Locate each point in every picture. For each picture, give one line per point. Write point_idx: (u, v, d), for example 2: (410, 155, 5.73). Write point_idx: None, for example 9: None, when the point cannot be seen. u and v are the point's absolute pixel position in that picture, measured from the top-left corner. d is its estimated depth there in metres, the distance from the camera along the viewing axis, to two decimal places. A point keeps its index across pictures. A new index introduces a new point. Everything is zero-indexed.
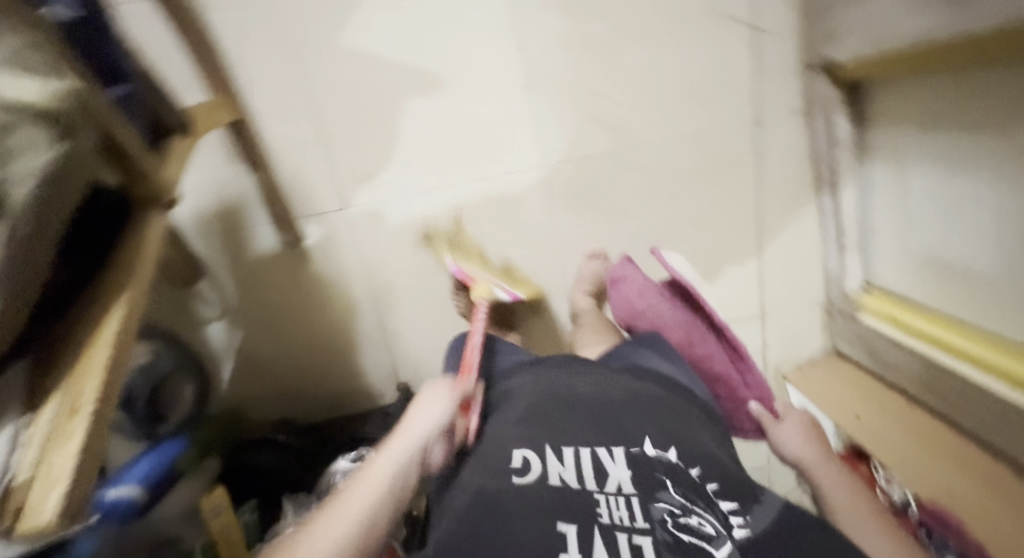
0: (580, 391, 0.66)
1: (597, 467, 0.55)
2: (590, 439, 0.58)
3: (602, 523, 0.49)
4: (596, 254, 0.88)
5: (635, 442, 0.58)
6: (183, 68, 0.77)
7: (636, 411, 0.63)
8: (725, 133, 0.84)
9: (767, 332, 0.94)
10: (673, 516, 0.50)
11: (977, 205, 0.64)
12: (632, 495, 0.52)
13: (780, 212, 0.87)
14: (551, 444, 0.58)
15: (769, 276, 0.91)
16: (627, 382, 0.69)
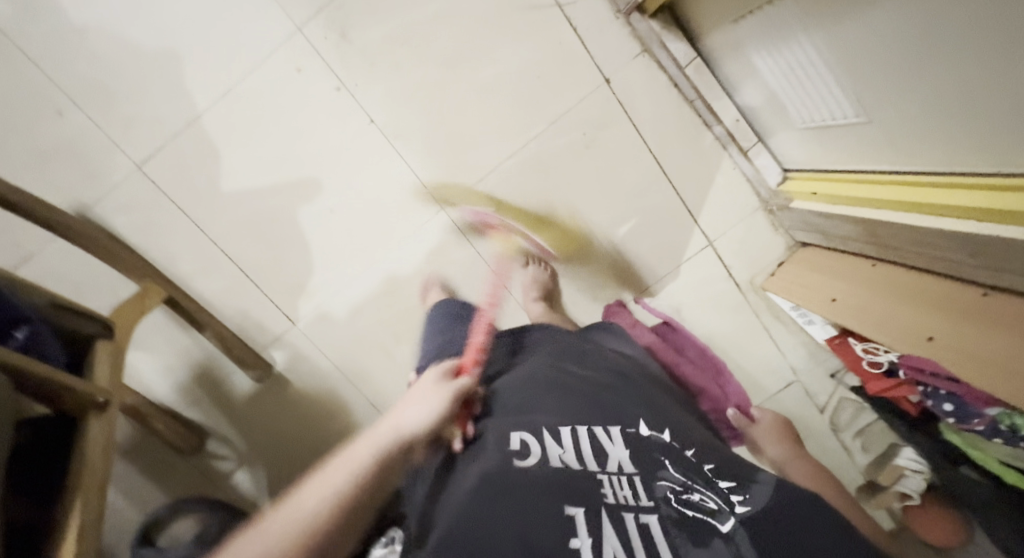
0: (564, 374, 0.57)
1: (595, 444, 0.45)
2: (587, 418, 0.48)
3: (608, 505, 0.38)
4: (530, 261, 0.93)
5: (628, 422, 0.49)
6: (108, 275, 0.85)
7: (625, 393, 0.55)
8: (588, 101, 0.85)
9: (724, 255, 0.94)
10: (675, 493, 0.40)
11: (815, 64, 0.63)
12: (633, 474, 0.42)
13: (676, 145, 0.88)
14: (546, 427, 0.47)
15: (696, 205, 0.91)
16: (608, 362, 0.63)
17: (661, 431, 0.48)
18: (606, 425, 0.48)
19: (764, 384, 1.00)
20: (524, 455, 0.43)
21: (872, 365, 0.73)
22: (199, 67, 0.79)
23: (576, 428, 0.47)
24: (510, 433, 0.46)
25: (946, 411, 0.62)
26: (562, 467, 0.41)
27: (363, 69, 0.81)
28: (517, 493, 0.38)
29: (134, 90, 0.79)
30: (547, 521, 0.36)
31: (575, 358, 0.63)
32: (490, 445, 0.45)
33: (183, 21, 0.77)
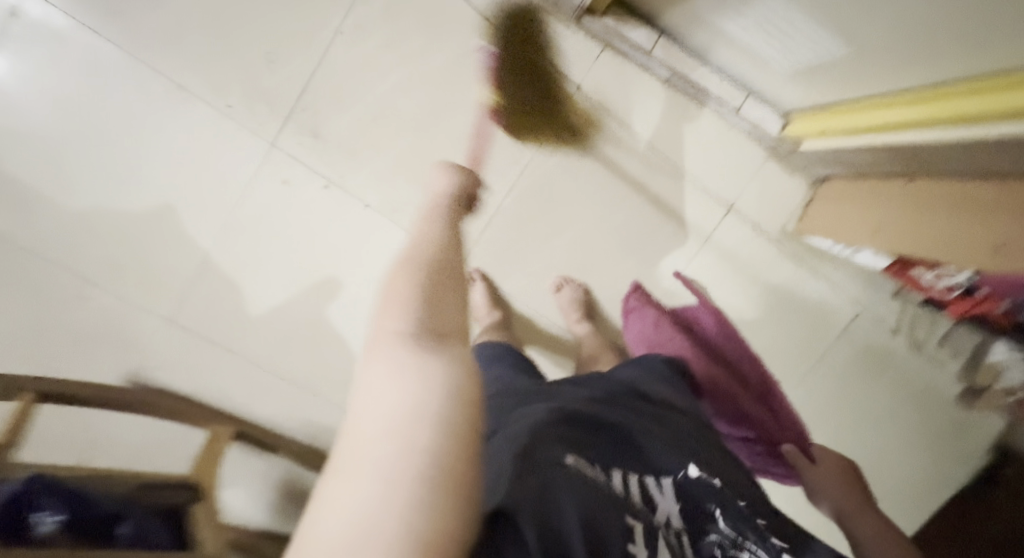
0: (596, 401, 0.47)
1: (641, 489, 0.35)
2: (633, 457, 0.39)
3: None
4: (561, 283, 0.89)
5: (674, 466, 0.39)
6: (174, 428, 0.87)
7: (670, 435, 0.46)
8: (567, 113, 0.83)
9: (751, 214, 0.91)
10: (725, 551, 0.34)
11: (790, 12, 0.62)
12: (682, 531, 0.34)
13: (667, 125, 0.85)
14: (595, 455, 0.36)
15: (707, 175, 0.88)
16: (640, 400, 0.53)
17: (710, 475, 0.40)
18: (655, 473, 0.38)
19: (831, 324, 0.97)
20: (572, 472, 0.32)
21: (943, 287, 0.70)
22: (197, 211, 0.80)
23: (624, 469, 0.37)
24: (554, 445, 0.34)
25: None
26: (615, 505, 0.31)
27: (346, 158, 0.81)
28: (565, 515, 0.27)
29: (144, 252, 0.81)
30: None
31: (595, 388, 0.53)
32: (538, 446, 0.34)
33: (170, 174, 0.79)
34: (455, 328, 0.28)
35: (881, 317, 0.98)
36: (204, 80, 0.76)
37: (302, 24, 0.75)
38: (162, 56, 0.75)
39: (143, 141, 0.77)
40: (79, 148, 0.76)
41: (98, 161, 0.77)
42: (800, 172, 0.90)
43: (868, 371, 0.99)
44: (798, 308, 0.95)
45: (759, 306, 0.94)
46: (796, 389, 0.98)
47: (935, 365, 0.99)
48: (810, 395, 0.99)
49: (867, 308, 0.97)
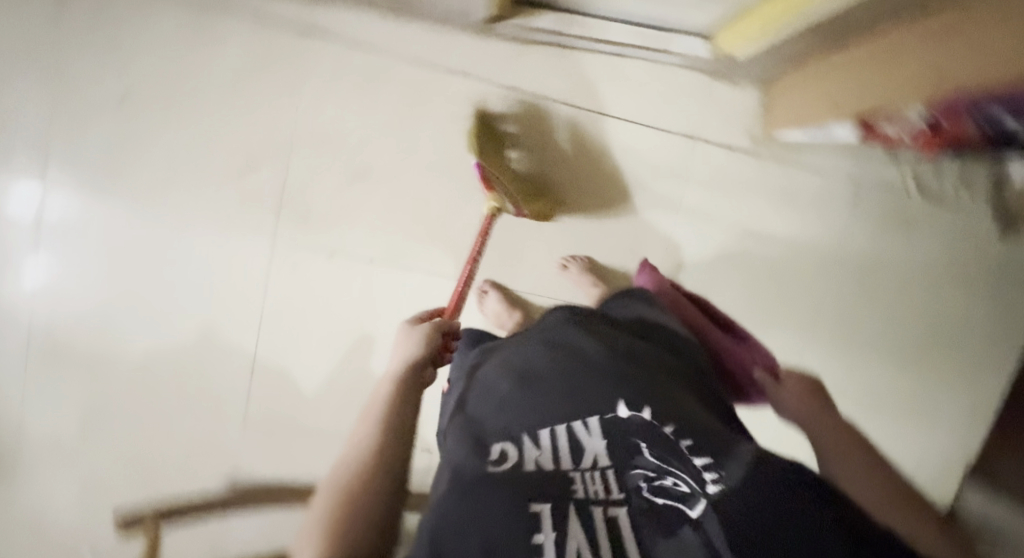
0: (543, 356, 0.57)
1: (572, 442, 0.46)
2: (562, 409, 0.50)
3: (576, 499, 0.39)
4: (567, 263, 0.93)
5: (605, 410, 0.49)
6: (278, 515, 0.95)
7: (617, 371, 0.54)
8: (510, 115, 0.89)
9: (715, 137, 0.94)
10: (648, 480, 0.41)
11: None
12: (606, 467, 0.43)
13: (603, 90, 0.90)
14: (524, 428, 0.48)
15: (657, 119, 0.92)
16: (584, 330, 0.62)
17: (641, 409, 0.48)
18: (584, 418, 0.49)
19: (831, 208, 0.98)
20: (505, 460, 0.44)
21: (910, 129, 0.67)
22: (233, 320, 0.90)
23: (555, 425, 0.48)
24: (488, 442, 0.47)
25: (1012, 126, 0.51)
26: (538, 471, 0.42)
27: (338, 228, 0.89)
28: (509, 489, 0.39)
29: (201, 371, 0.90)
30: (513, 515, 0.36)
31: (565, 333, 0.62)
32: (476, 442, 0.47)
33: (199, 297, 0.88)
34: (380, 522, 0.39)
35: (879, 182, 0.98)
36: (200, 209, 0.86)
37: (262, 132, 0.85)
38: (161, 203, 0.86)
39: (169, 279, 0.88)
40: (124, 303, 0.88)
41: (141, 308, 0.88)
42: (744, 82, 0.92)
43: (893, 237, 1.00)
44: (794, 206, 0.97)
45: (756, 217, 0.97)
46: (824, 281, 1.00)
47: (960, 209, 1.00)
48: (845, 280, 1.01)
49: (861, 181, 0.97)
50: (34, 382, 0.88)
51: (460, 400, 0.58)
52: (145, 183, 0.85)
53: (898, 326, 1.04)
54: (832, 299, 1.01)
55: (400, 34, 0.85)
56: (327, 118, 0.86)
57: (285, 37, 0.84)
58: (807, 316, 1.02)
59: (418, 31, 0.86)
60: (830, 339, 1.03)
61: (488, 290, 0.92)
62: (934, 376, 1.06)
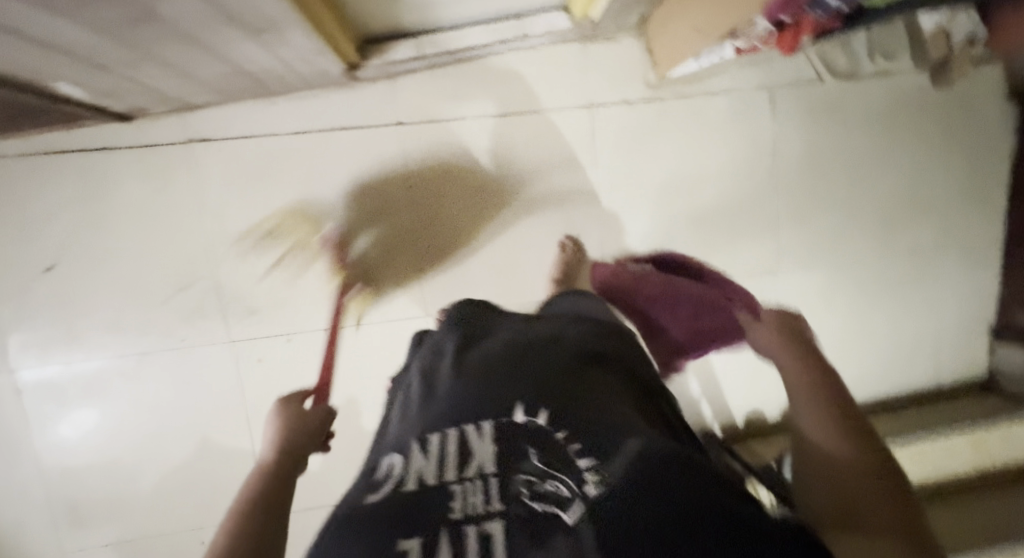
0: (456, 365, 0.59)
1: (462, 449, 0.46)
2: (460, 413, 0.51)
3: (450, 518, 0.37)
4: (565, 243, 0.94)
5: (503, 414, 0.50)
6: None
7: (520, 376, 0.54)
8: (406, 147, 0.90)
9: (611, 97, 0.92)
10: (531, 485, 0.40)
11: None
12: (490, 475, 0.42)
13: (485, 91, 0.90)
14: (417, 436, 0.50)
15: (549, 99, 0.91)
16: (500, 337, 0.64)
17: (536, 412, 0.49)
18: (479, 421, 0.49)
19: (753, 122, 0.95)
20: (387, 481, 0.44)
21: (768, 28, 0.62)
22: (222, 427, 0.92)
23: (449, 431, 0.49)
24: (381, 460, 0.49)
25: (834, 6, 0.53)
26: (415, 488, 0.41)
27: (283, 312, 0.91)
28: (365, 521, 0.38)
29: (210, 483, 0.93)
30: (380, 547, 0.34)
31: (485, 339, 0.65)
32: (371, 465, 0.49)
33: (183, 415, 0.92)
34: None
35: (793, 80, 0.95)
36: (155, 336, 0.89)
37: (185, 247, 0.88)
38: (119, 343, 0.89)
39: (152, 408, 0.91)
40: (116, 443, 0.91)
41: (136, 443, 0.91)
42: (620, 34, 0.90)
43: (826, 126, 0.97)
44: (716, 134, 0.94)
45: (681, 156, 0.95)
46: (773, 195, 0.98)
47: (884, 76, 0.97)
48: (792, 183, 0.98)
49: (774, 85, 0.94)
50: (66, 540, 0.93)
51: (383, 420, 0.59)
52: (96, 330, 0.88)
53: (861, 206, 1.00)
54: (786, 208, 0.98)
55: (275, 111, 0.87)
56: (236, 211, 0.88)
57: (171, 152, 0.85)
58: (768, 234, 0.99)
59: (291, 102, 0.87)
60: (800, 249, 1.00)
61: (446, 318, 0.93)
62: (917, 247, 1.03)
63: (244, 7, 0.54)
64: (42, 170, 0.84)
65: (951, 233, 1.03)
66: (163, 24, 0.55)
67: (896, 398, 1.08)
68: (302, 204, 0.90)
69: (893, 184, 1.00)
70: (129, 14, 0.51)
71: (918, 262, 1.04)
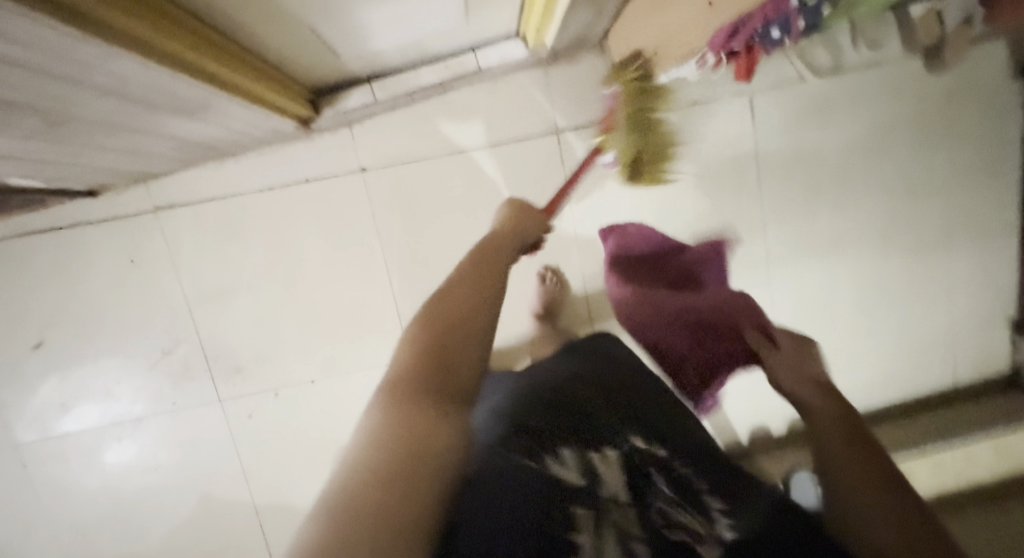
0: (565, 383, 0.63)
1: (597, 464, 0.47)
2: (585, 412, 0.56)
3: (607, 518, 0.40)
4: (546, 274, 0.91)
5: (622, 439, 0.53)
6: None
7: (633, 414, 0.60)
8: (371, 192, 0.87)
9: (578, 119, 0.88)
10: (666, 511, 0.45)
11: (401, 14, 0.62)
12: (627, 499, 0.44)
13: (447, 128, 0.87)
14: (555, 434, 0.50)
15: (514, 129, 0.87)
16: (589, 379, 0.66)
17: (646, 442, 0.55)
18: (600, 445, 0.51)
19: (733, 131, 0.90)
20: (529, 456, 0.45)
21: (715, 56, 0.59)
22: (221, 481, 0.93)
23: (585, 446, 0.50)
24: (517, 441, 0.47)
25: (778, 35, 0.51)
26: (565, 477, 0.43)
27: (266, 367, 0.91)
28: (498, 511, 0.38)
29: (217, 536, 0.94)
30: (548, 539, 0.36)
31: (581, 369, 0.69)
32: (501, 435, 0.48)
33: (183, 473, 0.93)
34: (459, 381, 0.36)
35: (770, 83, 0.89)
36: (146, 400, 0.90)
37: (163, 311, 0.88)
38: (113, 409, 0.90)
39: (152, 467, 0.92)
40: (119, 505, 0.93)
41: (140, 503, 0.93)
42: (581, 53, 0.86)
43: (812, 128, 0.91)
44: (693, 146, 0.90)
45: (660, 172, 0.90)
46: (760, 204, 0.93)
47: (874, 66, 0.90)
48: (781, 190, 0.93)
49: (752, 90, 0.89)
50: None
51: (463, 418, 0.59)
52: (90, 398, 0.90)
53: (858, 208, 0.95)
54: (776, 215, 0.93)
55: (236, 169, 0.86)
56: (210, 273, 0.88)
57: (140, 221, 0.86)
58: (759, 243, 0.94)
59: (251, 158, 0.86)
60: (792, 257, 0.95)
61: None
62: (923, 241, 0.97)
63: (166, 96, 0.53)
64: (18, 251, 0.85)
65: (962, 225, 0.97)
66: (88, 121, 0.54)
67: (912, 401, 1.02)
68: (274, 259, 0.88)
69: (892, 178, 0.94)
70: (49, 120, 0.50)
71: (925, 257, 0.97)
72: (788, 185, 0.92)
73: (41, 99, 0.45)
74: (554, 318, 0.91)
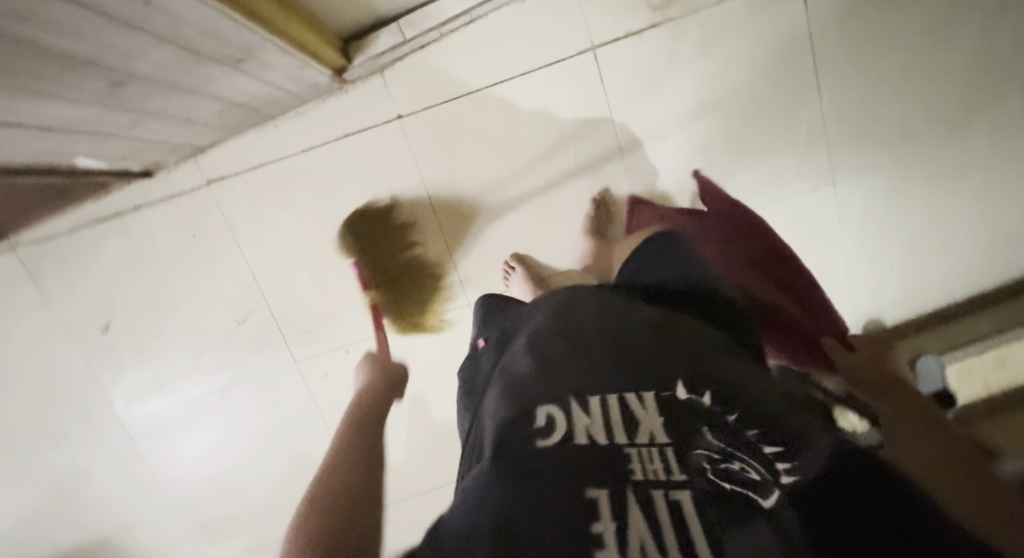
0: (585, 313, 0.53)
1: (628, 414, 0.39)
2: (630, 344, 0.47)
3: (633, 482, 0.33)
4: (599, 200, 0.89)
5: (669, 382, 0.42)
6: None
7: (667, 337, 0.48)
8: (410, 139, 0.86)
9: (615, 31, 0.83)
10: (712, 462, 0.36)
11: None
12: (666, 445, 0.37)
13: (478, 61, 0.83)
14: (573, 391, 0.42)
15: (547, 52, 0.83)
16: (612, 301, 0.55)
17: (700, 393, 0.41)
18: (640, 391, 0.41)
19: (784, 18, 0.83)
20: (550, 426, 0.38)
21: None
22: (309, 439, 0.98)
23: (611, 394, 0.41)
24: (531, 406, 0.41)
25: None
26: (589, 444, 0.36)
27: (334, 329, 0.93)
28: (520, 500, 0.32)
29: None
30: (569, 511, 0.31)
31: (599, 292, 0.58)
32: (515, 405, 0.42)
33: (274, 437, 0.97)
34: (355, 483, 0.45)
35: None
36: (229, 370, 0.95)
37: (232, 283, 0.91)
38: (201, 382, 0.95)
39: (246, 434, 0.97)
40: (223, 471, 0.99)
41: (240, 466, 0.98)
42: None
43: (878, 2, 0.82)
44: (740, 43, 0.84)
45: (705, 78, 0.85)
46: (818, 97, 0.86)
47: None
48: (840, 76, 0.86)
49: None
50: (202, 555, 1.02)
51: (503, 358, 0.54)
52: (179, 373, 0.94)
53: (931, 88, 0.86)
54: (837, 109, 0.87)
55: (277, 134, 0.86)
56: (269, 241, 0.90)
57: (197, 197, 0.88)
58: (822, 139, 0.88)
59: (290, 120, 0.86)
60: (856, 151, 0.89)
61: (511, 269, 0.90)
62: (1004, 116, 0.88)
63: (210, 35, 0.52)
64: (90, 240, 0.89)
65: None
66: (145, 81, 0.54)
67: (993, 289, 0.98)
68: (325, 221, 0.89)
69: (974, 45, 0.85)
70: (110, 83, 0.51)
71: (1013, 133, 0.89)
72: (847, 73, 0.85)
73: (101, 51, 0.45)
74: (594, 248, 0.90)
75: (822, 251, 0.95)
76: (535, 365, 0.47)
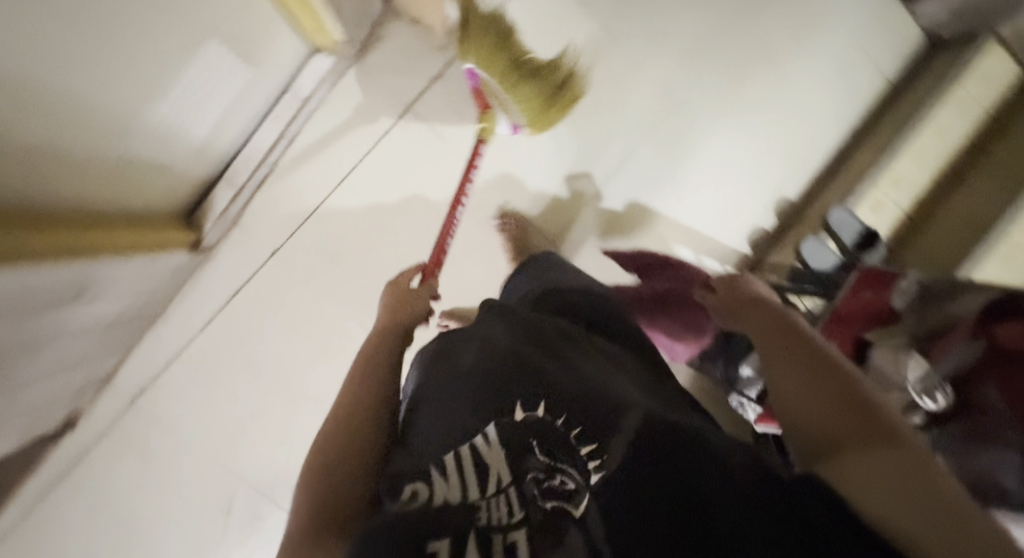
0: (437, 358, 0.52)
1: (473, 457, 0.40)
2: (470, 379, 0.47)
3: (477, 525, 0.33)
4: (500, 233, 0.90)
5: (502, 411, 0.44)
6: None
7: (506, 360, 0.48)
8: (292, 267, 0.87)
9: (415, 87, 0.85)
10: (540, 481, 0.38)
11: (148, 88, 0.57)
12: (507, 484, 0.38)
13: (312, 172, 0.85)
14: (424, 448, 0.42)
15: (367, 134, 0.85)
16: (463, 332, 0.55)
17: (534, 406, 0.44)
18: (481, 426, 0.42)
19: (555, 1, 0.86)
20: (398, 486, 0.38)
21: None
22: None
23: (457, 443, 0.41)
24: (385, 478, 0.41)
25: None
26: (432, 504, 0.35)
27: None
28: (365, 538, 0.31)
29: None
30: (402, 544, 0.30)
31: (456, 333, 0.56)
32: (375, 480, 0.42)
33: None
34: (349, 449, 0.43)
35: None
36: None
37: (199, 479, 0.90)
38: None
39: None
40: None
41: None
42: (377, 30, 0.83)
43: None
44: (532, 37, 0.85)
45: None
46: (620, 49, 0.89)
47: None
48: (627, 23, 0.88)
49: None
50: None
51: None
52: None
53: None
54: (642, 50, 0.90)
55: (169, 329, 0.87)
56: (212, 426, 0.89)
57: (127, 419, 0.88)
58: (644, 83, 0.92)
59: (175, 311, 0.86)
60: (680, 74, 0.93)
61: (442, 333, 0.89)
62: None
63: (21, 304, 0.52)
64: (47, 515, 0.88)
65: None
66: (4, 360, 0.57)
67: (856, 126, 1.06)
68: (255, 379, 0.89)
69: None
70: None
71: None
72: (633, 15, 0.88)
73: None
74: (468, 293, 0.94)
75: (701, 169, 0.99)
76: (407, 408, 0.48)
